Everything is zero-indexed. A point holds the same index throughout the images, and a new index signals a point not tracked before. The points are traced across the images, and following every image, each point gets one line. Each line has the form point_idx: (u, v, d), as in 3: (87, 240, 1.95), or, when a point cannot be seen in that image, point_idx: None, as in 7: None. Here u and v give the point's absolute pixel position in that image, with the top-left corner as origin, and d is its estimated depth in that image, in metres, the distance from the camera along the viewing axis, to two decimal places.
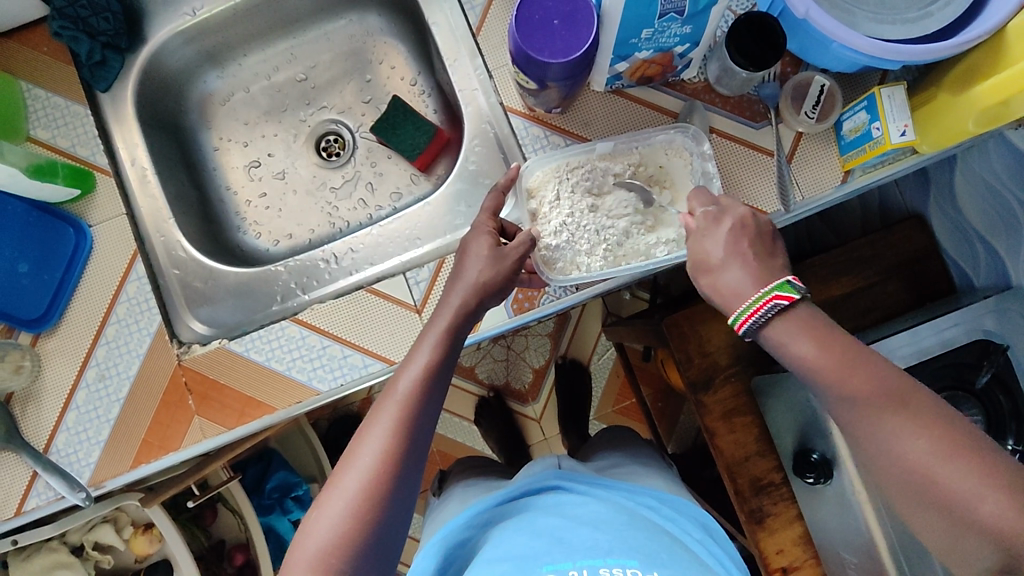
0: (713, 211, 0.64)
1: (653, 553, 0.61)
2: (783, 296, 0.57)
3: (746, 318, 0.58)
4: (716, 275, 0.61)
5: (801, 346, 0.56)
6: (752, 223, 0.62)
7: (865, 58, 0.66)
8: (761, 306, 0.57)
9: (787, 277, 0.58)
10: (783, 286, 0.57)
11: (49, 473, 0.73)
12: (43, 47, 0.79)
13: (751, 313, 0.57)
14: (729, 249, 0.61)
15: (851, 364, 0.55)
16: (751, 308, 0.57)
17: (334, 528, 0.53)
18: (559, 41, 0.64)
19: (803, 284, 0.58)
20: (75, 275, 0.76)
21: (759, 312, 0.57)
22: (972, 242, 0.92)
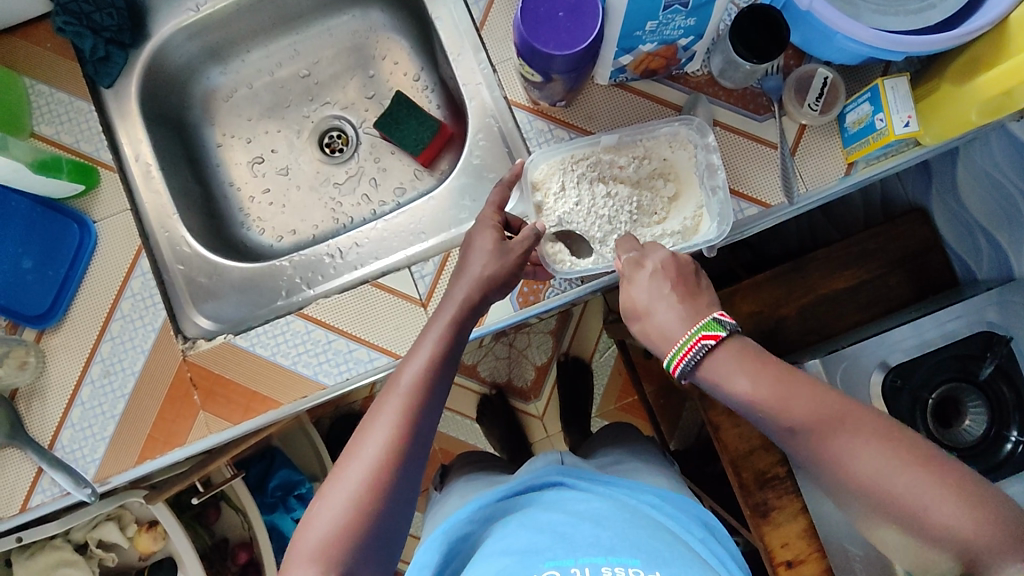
0: (636, 256, 0.63)
1: (654, 552, 0.60)
2: (709, 337, 0.56)
3: (677, 362, 0.57)
4: (646, 321, 0.60)
5: (739, 382, 0.55)
6: (673, 267, 0.61)
7: (869, 49, 0.66)
8: (685, 354, 0.57)
9: (715, 315, 0.57)
10: (709, 325, 0.56)
11: (54, 469, 0.73)
12: (47, 43, 0.79)
13: (679, 363, 0.57)
14: (654, 292, 0.60)
15: (786, 385, 0.55)
16: (679, 353, 0.57)
17: (337, 519, 0.53)
18: (564, 33, 0.64)
19: (729, 320, 0.57)
20: (79, 271, 0.76)
21: (687, 357, 0.57)
22: (974, 236, 0.92)
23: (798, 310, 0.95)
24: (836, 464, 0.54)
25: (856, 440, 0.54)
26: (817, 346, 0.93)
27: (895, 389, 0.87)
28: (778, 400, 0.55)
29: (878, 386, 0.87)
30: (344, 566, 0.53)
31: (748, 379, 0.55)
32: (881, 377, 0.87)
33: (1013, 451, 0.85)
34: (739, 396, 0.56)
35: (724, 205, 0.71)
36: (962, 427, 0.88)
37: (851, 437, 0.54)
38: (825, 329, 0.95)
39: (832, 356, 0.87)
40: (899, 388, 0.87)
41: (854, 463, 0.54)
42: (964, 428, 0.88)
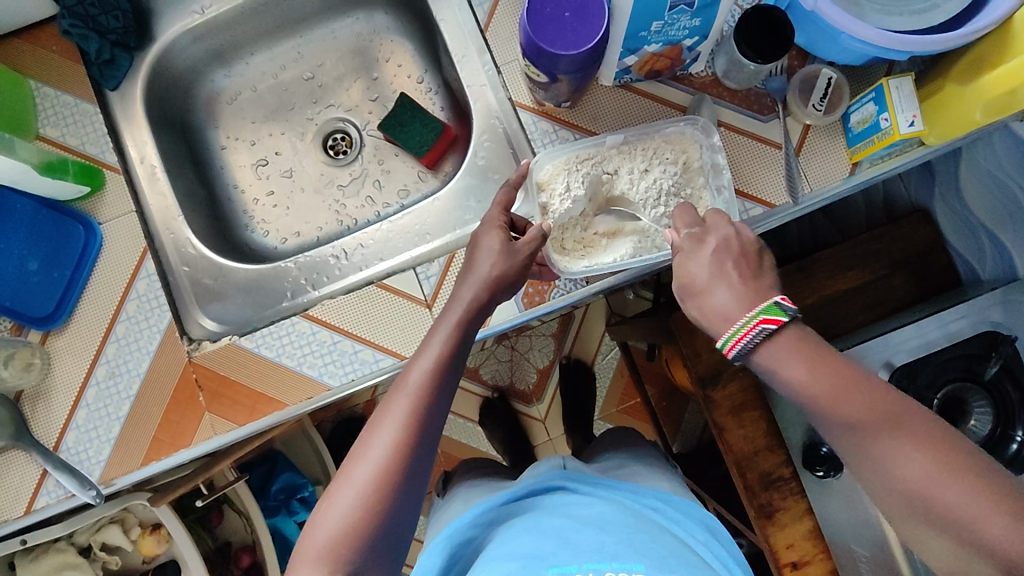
0: (698, 233, 0.62)
1: (658, 557, 0.60)
2: (769, 320, 0.55)
3: (732, 344, 0.56)
4: (704, 299, 0.58)
5: (795, 370, 0.54)
6: (735, 244, 0.60)
7: (874, 49, 0.67)
8: (747, 332, 0.55)
9: (777, 298, 0.56)
10: (770, 309, 0.55)
11: (59, 471, 0.73)
12: (53, 45, 0.79)
13: (738, 339, 0.55)
14: (716, 270, 0.59)
15: (846, 383, 0.54)
16: (736, 336, 0.55)
17: (344, 518, 0.53)
18: (570, 33, 0.65)
19: (791, 305, 0.55)
20: (84, 272, 0.76)
21: (744, 340, 0.55)
22: (976, 234, 0.93)
23: (802, 311, 0.95)
24: (882, 467, 0.52)
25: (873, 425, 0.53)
26: None
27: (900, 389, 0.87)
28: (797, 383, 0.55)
29: None
30: (351, 566, 0.52)
31: (790, 359, 0.54)
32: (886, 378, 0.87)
33: (1019, 451, 0.85)
34: (792, 382, 0.55)
35: (728, 206, 0.72)
36: (967, 427, 0.87)
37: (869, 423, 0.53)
38: (829, 329, 0.95)
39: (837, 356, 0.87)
40: (904, 388, 0.87)
41: (896, 464, 0.52)
42: (970, 428, 0.87)
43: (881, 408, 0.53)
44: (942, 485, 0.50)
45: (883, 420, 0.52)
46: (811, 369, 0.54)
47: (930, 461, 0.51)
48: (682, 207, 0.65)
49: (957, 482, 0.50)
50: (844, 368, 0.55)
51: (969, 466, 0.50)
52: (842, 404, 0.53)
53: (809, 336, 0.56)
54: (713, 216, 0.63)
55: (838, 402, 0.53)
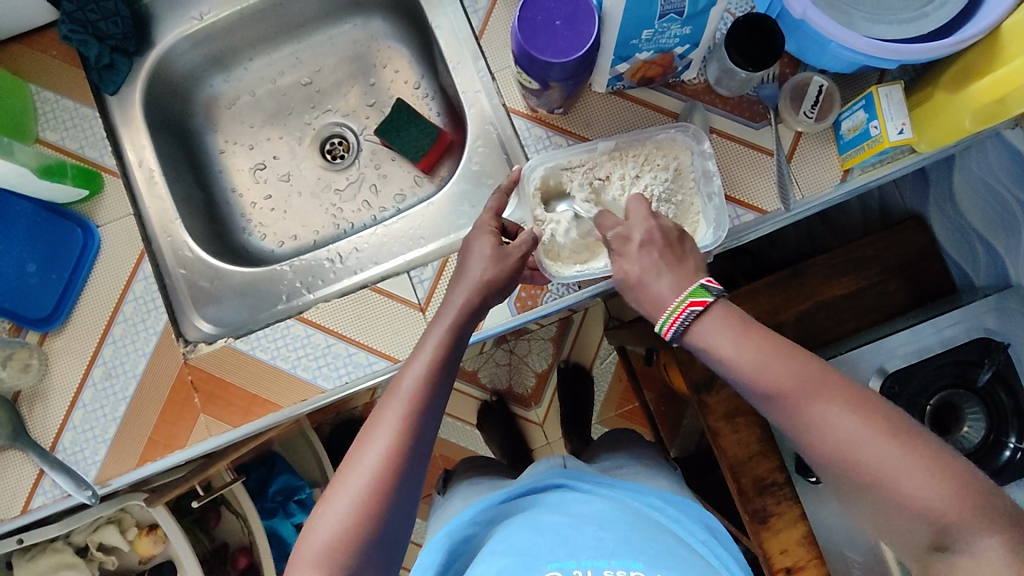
0: (624, 230, 0.62)
1: (657, 555, 0.60)
2: (696, 302, 0.57)
3: (670, 326, 0.58)
4: (640, 290, 0.60)
5: (726, 345, 0.56)
6: (659, 233, 0.61)
7: (863, 57, 0.67)
8: (677, 315, 0.58)
9: (703, 281, 0.59)
10: (697, 292, 0.58)
11: (55, 471, 0.73)
12: (53, 50, 0.80)
13: (673, 322, 0.58)
14: (646, 262, 0.60)
15: (771, 352, 0.56)
16: (671, 318, 0.58)
17: (339, 525, 0.54)
18: (561, 41, 0.65)
19: (716, 286, 0.58)
20: (82, 275, 0.77)
21: (678, 321, 0.58)
22: (972, 242, 0.93)
23: (796, 316, 0.95)
24: (812, 430, 0.54)
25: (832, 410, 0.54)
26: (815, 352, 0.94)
27: (893, 395, 0.87)
28: (757, 365, 0.56)
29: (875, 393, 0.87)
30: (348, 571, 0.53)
31: (734, 340, 0.56)
32: (879, 383, 0.87)
33: (1012, 458, 0.85)
34: (726, 357, 0.57)
35: (719, 212, 0.72)
36: (959, 434, 0.88)
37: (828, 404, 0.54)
38: (823, 335, 0.95)
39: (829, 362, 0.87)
40: (897, 394, 0.87)
41: (831, 428, 0.54)
42: (962, 435, 0.87)
43: (806, 375, 0.55)
44: (875, 445, 0.52)
45: (807, 385, 0.55)
46: (740, 344, 0.56)
47: (858, 422, 0.53)
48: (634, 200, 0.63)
49: (885, 442, 0.52)
50: (767, 338, 0.57)
51: (895, 426, 0.53)
52: (767, 373, 0.55)
53: (736, 311, 0.58)
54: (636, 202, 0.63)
55: (763, 371, 0.55)
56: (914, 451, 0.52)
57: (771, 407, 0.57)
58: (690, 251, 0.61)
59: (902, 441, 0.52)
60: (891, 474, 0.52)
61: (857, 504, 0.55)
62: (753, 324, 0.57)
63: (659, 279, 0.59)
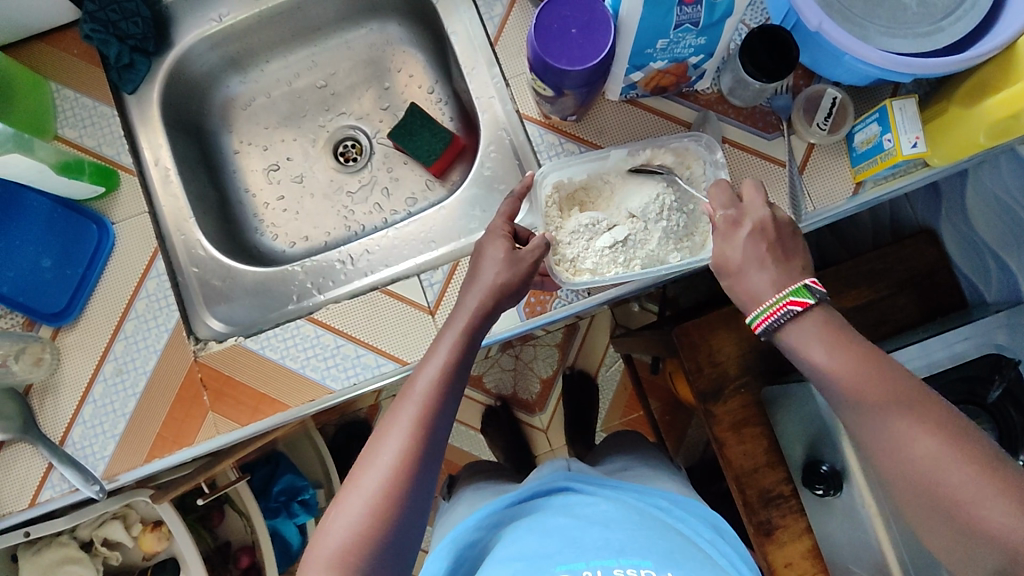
0: (734, 214, 0.63)
1: (667, 554, 0.61)
2: (797, 301, 0.58)
3: (762, 319, 0.60)
4: (738, 280, 0.62)
5: (816, 352, 0.57)
6: (771, 228, 0.62)
7: (877, 70, 0.67)
8: (772, 313, 0.59)
9: (805, 282, 0.59)
10: (799, 291, 0.59)
11: (63, 464, 0.74)
12: (74, 49, 0.81)
13: (763, 318, 0.59)
14: (749, 254, 0.61)
15: (866, 366, 0.56)
16: (766, 312, 0.59)
17: (353, 527, 0.54)
18: (577, 49, 0.66)
19: (820, 288, 0.59)
20: (96, 271, 0.77)
21: (772, 317, 0.59)
22: (983, 256, 0.92)
23: None
24: (892, 448, 0.54)
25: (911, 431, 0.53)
26: None
27: None
28: (847, 374, 0.56)
29: None
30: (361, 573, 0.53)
31: (825, 349, 0.57)
32: None
33: None
34: (814, 364, 0.58)
35: None
36: None
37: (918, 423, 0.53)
38: None
39: None
40: None
41: (907, 446, 0.53)
42: None
43: (899, 391, 0.55)
44: (948, 466, 0.51)
45: (899, 400, 0.54)
46: (833, 351, 0.57)
47: (937, 442, 0.52)
48: (716, 185, 0.66)
49: (962, 463, 0.51)
50: (865, 352, 0.57)
51: (978, 453, 0.52)
52: (856, 387, 0.56)
53: (834, 320, 0.59)
54: (750, 192, 0.64)
55: (850, 382, 0.56)
56: (994, 479, 0.50)
57: (856, 419, 0.57)
58: (798, 248, 0.63)
59: (973, 466, 0.51)
60: (965, 497, 0.51)
61: (926, 529, 0.55)
62: (851, 337, 0.58)
63: (757, 270, 0.61)
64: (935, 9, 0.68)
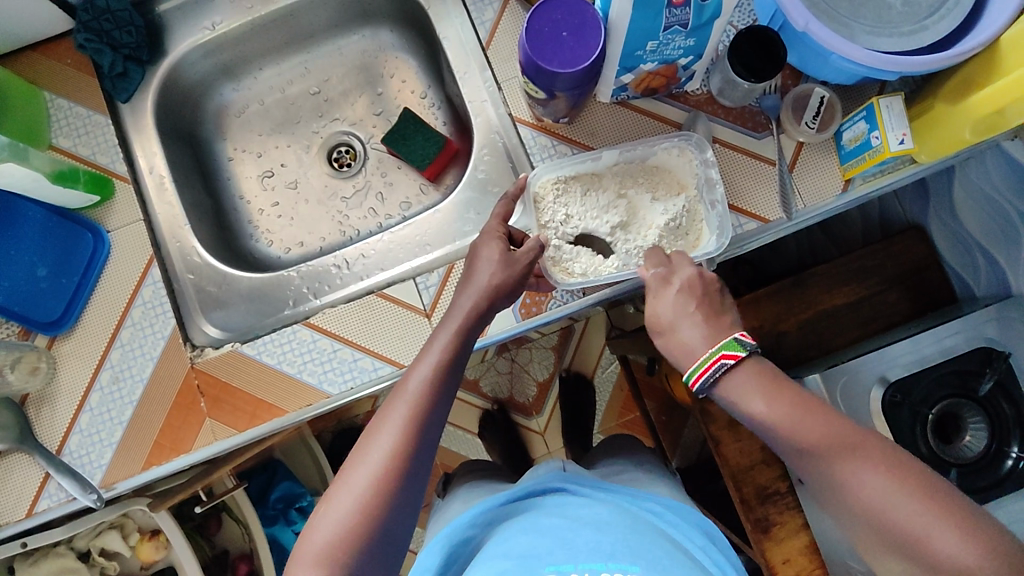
0: (664, 270, 0.66)
1: (653, 559, 0.60)
2: (728, 355, 0.59)
3: (698, 375, 0.60)
4: (669, 335, 0.63)
5: (755, 402, 0.58)
6: (698, 285, 0.64)
7: (864, 69, 0.68)
8: (705, 370, 0.60)
9: (737, 335, 0.61)
10: (729, 345, 0.60)
11: (61, 475, 0.74)
12: (67, 59, 0.82)
13: (697, 378, 0.60)
14: (679, 308, 0.63)
15: (801, 411, 0.57)
16: (700, 368, 0.60)
17: (340, 524, 0.54)
18: (567, 52, 0.67)
19: (750, 340, 0.60)
20: (91, 279, 0.78)
21: (707, 373, 0.60)
22: (973, 253, 0.94)
23: (798, 325, 0.96)
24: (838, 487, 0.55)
25: (863, 468, 0.54)
26: (814, 361, 0.95)
27: (896, 404, 0.88)
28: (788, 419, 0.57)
29: (878, 402, 0.87)
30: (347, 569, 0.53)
31: (763, 398, 0.58)
32: (880, 393, 0.88)
33: (1014, 468, 0.85)
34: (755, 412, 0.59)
35: (721, 219, 0.73)
36: (963, 443, 0.88)
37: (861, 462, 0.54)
38: (823, 343, 0.96)
39: (832, 370, 0.88)
40: (900, 403, 0.87)
41: (853, 484, 0.54)
42: (965, 444, 0.88)
43: (838, 429, 0.56)
44: (892, 499, 0.52)
45: (837, 440, 0.55)
46: (773, 400, 0.58)
47: (879, 476, 0.53)
48: (651, 249, 0.68)
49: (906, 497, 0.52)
50: (799, 397, 0.58)
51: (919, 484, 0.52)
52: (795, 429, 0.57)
53: (765, 369, 0.60)
54: (679, 256, 0.67)
55: (793, 425, 0.57)
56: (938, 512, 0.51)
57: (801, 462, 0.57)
58: (727, 305, 0.64)
59: (915, 495, 0.52)
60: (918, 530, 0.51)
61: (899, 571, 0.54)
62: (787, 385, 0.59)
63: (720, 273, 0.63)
64: (919, 8, 0.69)
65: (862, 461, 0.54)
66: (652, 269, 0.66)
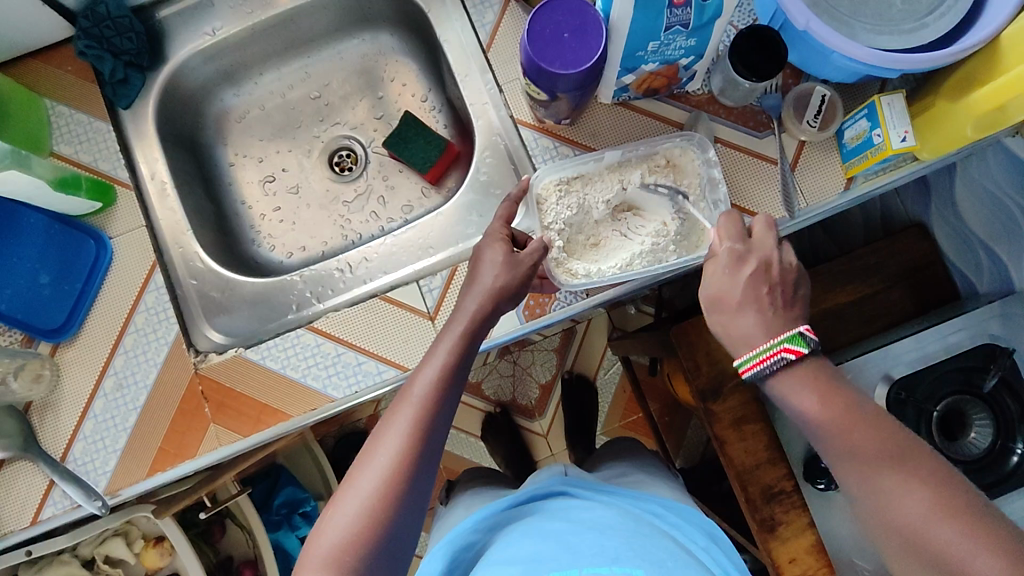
0: (740, 250, 0.64)
1: (657, 561, 0.60)
2: (791, 349, 0.59)
3: (752, 365, 0.61)
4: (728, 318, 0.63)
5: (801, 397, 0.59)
6: (773, 271, 0.63)
7: (865, 67, 0.68)
8: (764, 357, 0.60)
9: (800, 328, 0.60)
10: (793, 339, 0.60)
11: (66, 482, 0.73)
12: (68, 65, 0.82)
13: (755, 362, 0.60)
14: (749, 295, 0.62)
15: (852, 419, 0.57)
16: (757, 358, 0.60)
17: (347, 527, 0.54)
18: (569, 53, 0.67)
19: (814, 336, 0.60)
20: (94, 285, 0.77)
21: (763, 364, 0.60)
22: (975, 249, 0.94)
23: None
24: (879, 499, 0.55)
25: (906, 487, 0.54)
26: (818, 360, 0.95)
27: (900, 402, 0.88)
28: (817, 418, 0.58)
29: (883, 400, 0.87)
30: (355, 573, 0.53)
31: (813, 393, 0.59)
32: (884, 391, 0.88)
33: (1019, 464, 0.85)
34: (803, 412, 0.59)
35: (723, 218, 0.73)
36: (967, 440, 0.88)
37: (907, 477, 0.54)
38: (826, 343, 0.96)
39: (836, 369, 0.88)
40: (904, 401, 0.87)
41: (898, 501, 0.54)
42: (970, 441, 0.87)
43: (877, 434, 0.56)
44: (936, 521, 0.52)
45: (891, 454, 0.55)
46: (839, 406, 0.58)
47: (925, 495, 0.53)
48: (729, 219, 0.66)
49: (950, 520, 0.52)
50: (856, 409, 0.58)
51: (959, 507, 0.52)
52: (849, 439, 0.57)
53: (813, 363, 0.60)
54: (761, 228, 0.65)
55: (845, 431, 0.57)
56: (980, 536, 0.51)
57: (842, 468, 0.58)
58: (797, 296, 0.63)
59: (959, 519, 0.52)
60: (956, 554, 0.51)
61: None
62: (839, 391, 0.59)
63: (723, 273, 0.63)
64: (919, 5, 0.69)
65: (904, 477, 0.54)
66: (728, 245, 0.64)
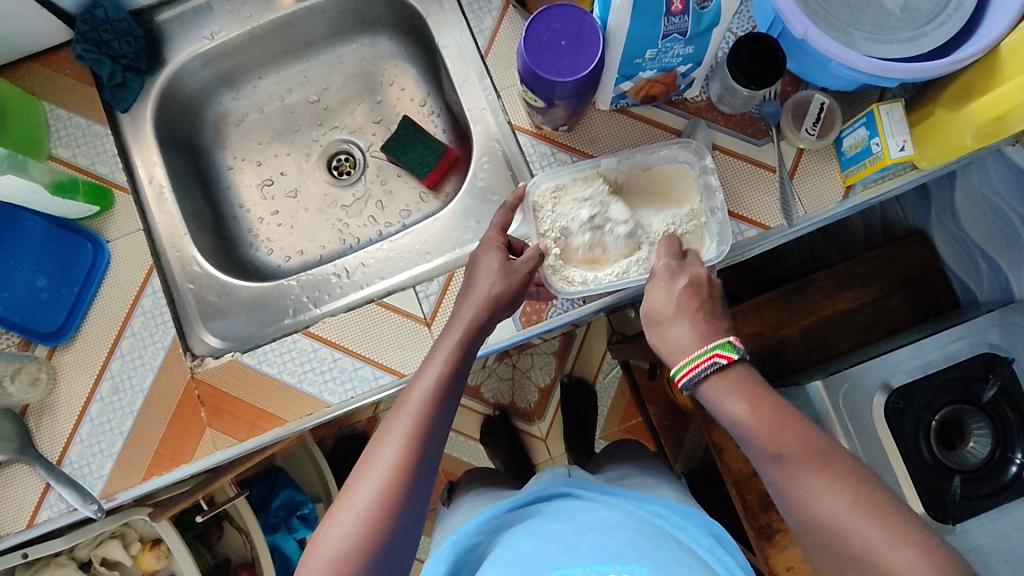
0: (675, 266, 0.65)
1: (660, 560, 0.59)
2: (721, 355, 0.58)
3: (686, 372, 0.59)
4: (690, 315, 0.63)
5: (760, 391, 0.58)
6: (705, 285, 0.64)
7: (863, 76, 0.68)
8: (694, 366, 0.59)
9: (728, 337, 0.60)
10: (723, 346, 0.59)
11: (62, 485, 0.74)
12: (67, 69, 0.82)
13: (686, 371, 0.59)
14: (683, 303, 0.62)
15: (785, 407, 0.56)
16: (691, 363, 0.59)
17: (345, 539, 0.53)
18: (566, 61, 0.66)
19: (742, 345, 0.60)
20: (91, 289, 0.77)
21: (695, 370, 0.59)
22: (974, 257, 0.93)
23: (799, 331, 0.96)
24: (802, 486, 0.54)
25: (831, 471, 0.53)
26: (816, 367, 0.95)
27: (899, 411, 0.87)
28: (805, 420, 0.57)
29: (881, 408, 0.87)
30: None
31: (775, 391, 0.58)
32: (883, 399, 0.87)
33: (1018, 474, 0.84)
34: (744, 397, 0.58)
35: (720, 226, 0.73)
36: (967, 449, 0.88)
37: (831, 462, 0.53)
38: (824, 350, 0.96)
39: (834, 376, 0.88)
40: (902, 410, 0.87)
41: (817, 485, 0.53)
42: (969, 450, 0.87)
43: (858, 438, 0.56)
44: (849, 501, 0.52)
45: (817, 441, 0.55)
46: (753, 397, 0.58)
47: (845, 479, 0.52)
48: (665, 237, 0.67)
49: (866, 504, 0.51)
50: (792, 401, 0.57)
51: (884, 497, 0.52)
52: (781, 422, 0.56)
53: None
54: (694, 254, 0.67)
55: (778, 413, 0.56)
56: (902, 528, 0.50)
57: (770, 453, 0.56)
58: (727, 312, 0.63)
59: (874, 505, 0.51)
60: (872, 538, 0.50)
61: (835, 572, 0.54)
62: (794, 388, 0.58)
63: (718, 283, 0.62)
64: (918, 14, 0.69)
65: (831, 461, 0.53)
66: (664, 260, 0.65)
